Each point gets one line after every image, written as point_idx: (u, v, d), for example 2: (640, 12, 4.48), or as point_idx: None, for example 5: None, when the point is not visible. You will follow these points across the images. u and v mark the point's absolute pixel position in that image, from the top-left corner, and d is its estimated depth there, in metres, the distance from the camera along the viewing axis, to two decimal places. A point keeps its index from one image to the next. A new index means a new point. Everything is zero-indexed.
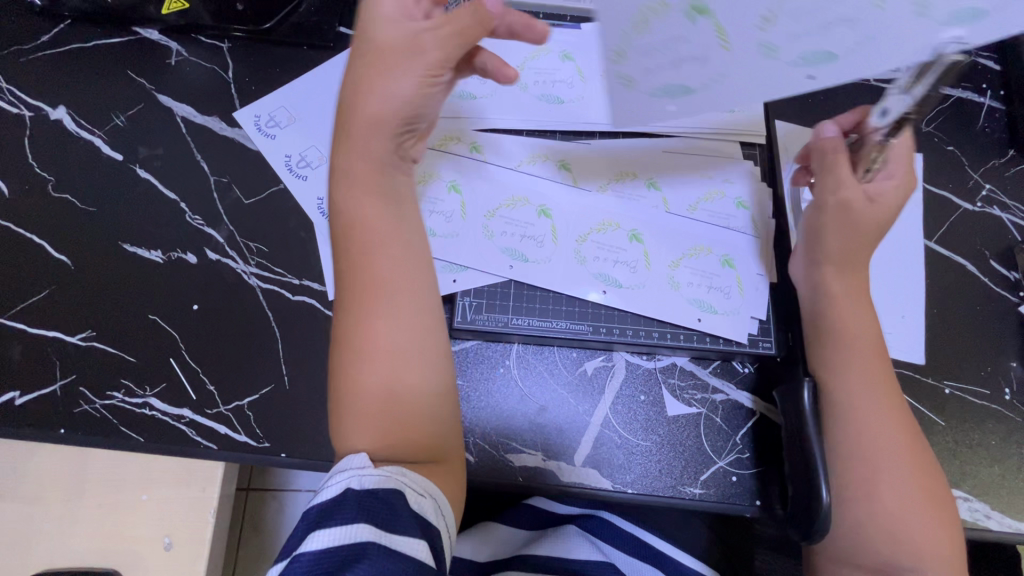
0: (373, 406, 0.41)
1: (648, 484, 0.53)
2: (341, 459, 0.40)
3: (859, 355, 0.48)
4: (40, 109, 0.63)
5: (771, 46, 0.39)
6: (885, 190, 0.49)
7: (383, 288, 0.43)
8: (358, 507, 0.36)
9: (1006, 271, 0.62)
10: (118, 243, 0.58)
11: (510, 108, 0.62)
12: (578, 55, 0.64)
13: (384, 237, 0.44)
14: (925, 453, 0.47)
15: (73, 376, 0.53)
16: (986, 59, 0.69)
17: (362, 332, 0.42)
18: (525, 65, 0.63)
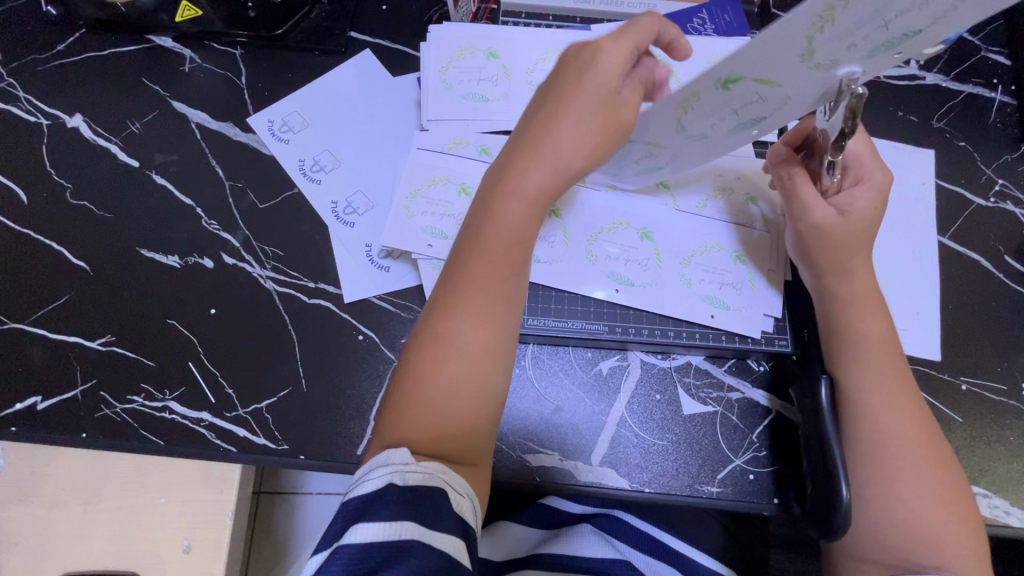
0: (433, 397, 0.40)
1: (665, 483, 0.53)
2: (379, 453, 0.38)
3: (871, 354, 0.48)
4: (57, 117, 0.63)
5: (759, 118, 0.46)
6: (857, 200, 0.50)
7: (484, 292, 0.42)
8: (401, 506, 0.35)
9: (1021, 266, 0.62)
10: (135, 248, 0.58)
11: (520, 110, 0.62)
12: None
13: (512, 248, 0.43)
14: (945, 450, 0.47)
15: (93, 381, 0.54)
16: (996, 54, 0.69)
17: (452, 325, 0.41)
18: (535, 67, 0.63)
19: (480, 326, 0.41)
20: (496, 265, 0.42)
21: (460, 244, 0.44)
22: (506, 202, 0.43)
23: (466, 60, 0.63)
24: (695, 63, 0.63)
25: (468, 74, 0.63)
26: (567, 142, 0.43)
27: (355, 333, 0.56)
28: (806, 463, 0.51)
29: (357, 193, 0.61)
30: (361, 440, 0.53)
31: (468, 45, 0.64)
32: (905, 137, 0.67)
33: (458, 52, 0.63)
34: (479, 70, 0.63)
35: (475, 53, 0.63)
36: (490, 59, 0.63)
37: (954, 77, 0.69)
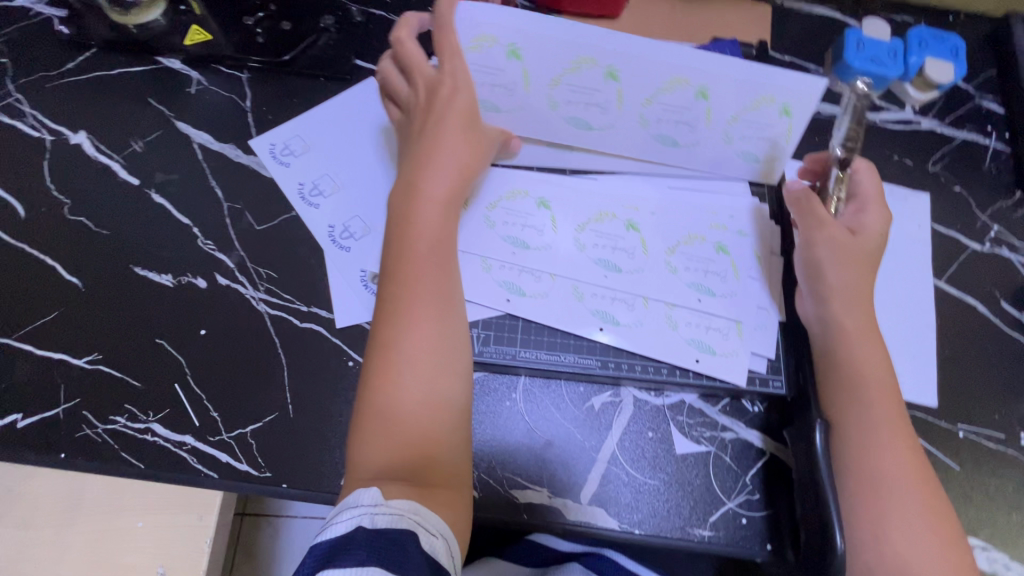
0: (404, 416, 0.44)
1: (655, 525, 0.52)
2: (349, 495, 0.40)
3: (867, 389, 0.47)
4: (62, 133, 0.64)
5: (670, 140, 0.57)
6: (864, 220, 0.53)
7: (428, 300, 0.46)
8: (370, 549, 0.35)
9: (1018, 312, 0.62)
10: (129, 265, 0.58)
11: (536, 125, 0.58)
12: (626, 71, 0.52)
13: (439, 250, 0.48)
14: (942, 498, 0.45)
15: (77, 400, 0.53)
16: (990, 102, 0.71)
17: (404, 342, 0.45)
18: (562, 79, 0.53)
19: (426, 327, 0.46)
20: (429, 265, 0.47)
21: (386, 264, 0.48)
22: (414, 211, 0.48)
23: (484, 57, 0.52)
24: (737, 100, 0.52)
25: (489, 77, 0.54)
26: (432, 167, 0.49)
27: (346, 359, 0.56)
28: (800, 508, 0.50)
29: (354, 218, 0.61)
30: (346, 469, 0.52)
31: (488, 34, 0.50)
32: (900, 179, 0.67)
33: (474, 43, 0.51)
34: (499, 72, 0.53)
35: (496, 48, 0.51)
36: (511, 59, 0.52)
37: (948, 123, 0.70)
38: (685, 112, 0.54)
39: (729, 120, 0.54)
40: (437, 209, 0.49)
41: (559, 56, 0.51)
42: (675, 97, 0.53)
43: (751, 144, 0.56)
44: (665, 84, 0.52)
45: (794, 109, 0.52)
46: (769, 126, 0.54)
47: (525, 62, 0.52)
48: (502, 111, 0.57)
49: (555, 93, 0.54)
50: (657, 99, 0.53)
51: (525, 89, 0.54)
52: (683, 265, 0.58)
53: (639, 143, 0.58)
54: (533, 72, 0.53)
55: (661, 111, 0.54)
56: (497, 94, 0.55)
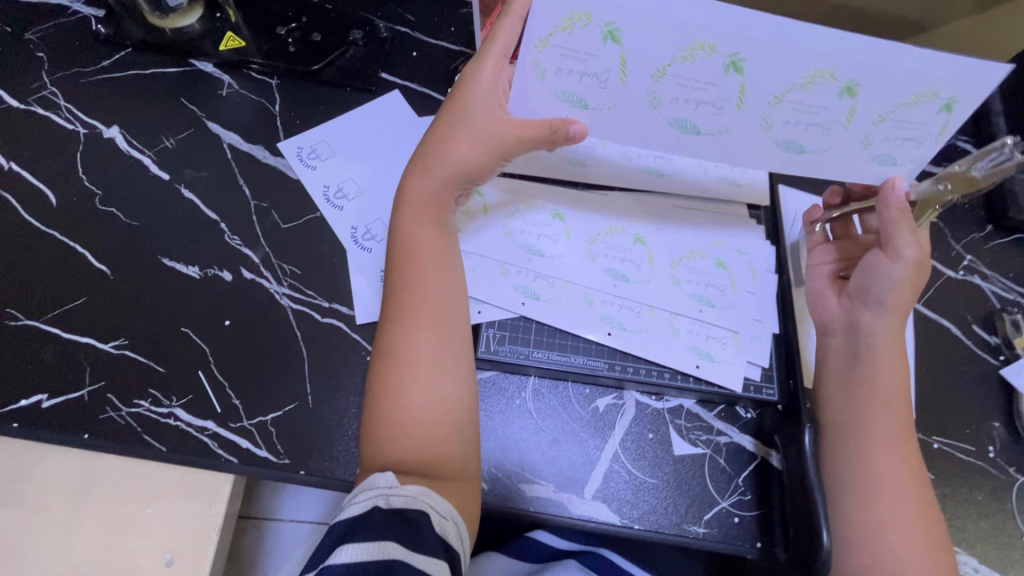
0: (405, 413, 0.46)
1: (653, 521, 0.55)
2: (368, 478, 0.43)
3: (885, 411, 0.50)
4: (95, 127, 0.67)
5: (798, 146, 0.51)
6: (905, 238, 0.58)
7: (422, 308, 0.50)
8: (387, 527, 0.39)
9: (988, 336, 0.67)
10: (158, 256, 0.61)
11: (616, 127, 0.54)
12: (752, 63, 0.46)
13: (427, 255, 0.53)
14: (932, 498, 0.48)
15: (102, 383, 0.55)
16: (965, 142, 0.77)
17: (401, 344, 0.49)
18: (668, 70, 0.48)
19: (423, 332, 0.49)
20: (422, 277, 0.52)
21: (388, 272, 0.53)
22: (408, 223, 0.54)
23: (573, 38, 0.47)
24: (883, 95, 0.46)
25: (568, 61, 0.48)
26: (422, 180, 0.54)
27: (364, 354, 0.58)
28: (783, 506, 0.55)
29: (376, 221, 0.64)
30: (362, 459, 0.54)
31: (583, 12, 0.45)
32: None
33: (566, 22, 0.46)
34: (591, 59, 0.48)
35: (590, 28, 0.46)
36: (607, 42, 0.47)
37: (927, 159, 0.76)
38: (820, 113, 0.48)
39: (873, 119, 0.48)
40: (428, 227, 0.54)
41: (671, 42, 0.46)
42: (811, 94, 0.47)
43: (891, 147, 0.50)
44: (684, 52, 0.46)
45: (954, 113, 0.46)
46: (920, 124, 0.48)
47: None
48: (589, 107, 0.52)
49: (541, 57, 0.48)
50: (790, 97, 0.48)
51: (619, 81, 0.49)
52: (685, 278, 0.62)
53: (752, 150, 0.53)
54: (630, 58, 0.47)
55: (794, 110, 0.49)
56: (586, 84, 0.50)
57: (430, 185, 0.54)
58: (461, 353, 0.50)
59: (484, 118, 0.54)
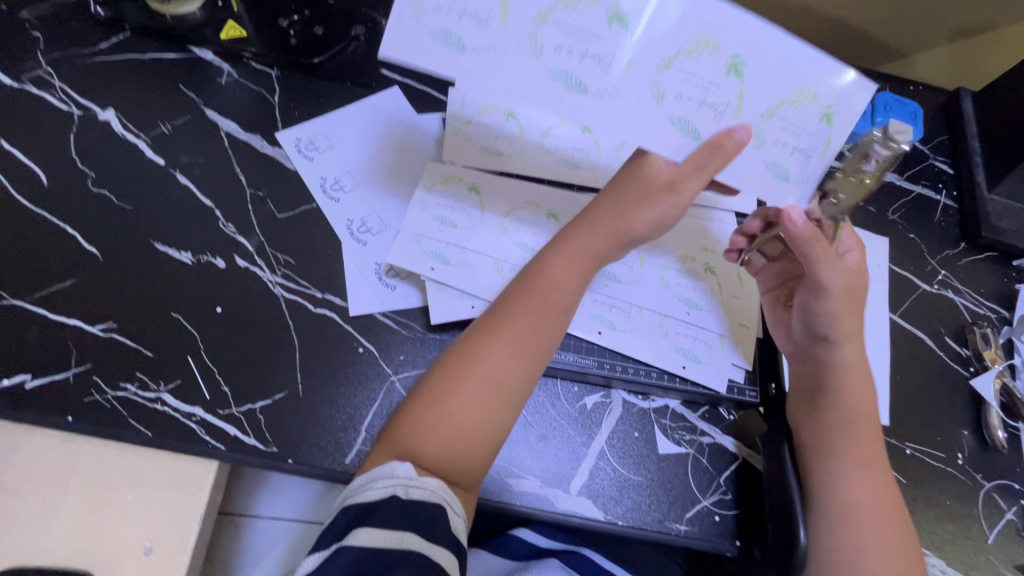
0: (457, 433, 0.45)
1: (637, 518, 0.56)
2: (384, 463, 0.43)
3: (851, 430, 0.52)
4: (90, 109, 0.66)
5: (685, 122, 0.42)
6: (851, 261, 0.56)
7: (521, 332, 0.48)
8: (402, 516, 0.40)
9: (959, 347, 0.70)
10: (150, 240, 0.60)
11: (501, 79, 0.40)
12: (636, 12, 0.39)
13: (542, 285, 0.50)
14: (902, 513, 0.50)
15: (88, 364, 0.55)
16: (941, 163, 0.80)
17: (485, 361, 0.47)
18: (551, 14, 0.39)
19: (511, 355, 0.47)
20: (543, 303, 0.50)
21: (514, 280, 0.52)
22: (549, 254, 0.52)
23: (578, 16, 0.39)
24: (768, 85, 0.42)
25: (574, 41, 0.40)
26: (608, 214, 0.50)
27: (356, 345, 0.58)
28: (768, 501, 0.55)
29: (373, 214, 0.65)
30: (351, 449, 0.54)
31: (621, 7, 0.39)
32: (864, 223, 0.76)
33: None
34: (592, 38, 0.40)
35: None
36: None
37: (906, 177, 0.79)
38: (710, 89, 0.42)
39: (763, 115, 0.43)
40: (572, 266, 0.51)
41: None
42: (700, 65, 0.41)
43: (781, 154, 0.45)
44: (688, 46, 0.40)
45: (830, 119, 0.43)
46: (806, 133, 0.44)
47: (521, 121, 0.67)
48: (587, 93, 0.41)
49: (540, 32, 0.39)
50: (677, 64, 0.41)
51: (500, 21, 0.39)
52: (675, 281, 0.64)
53: (651, 131, 0.42)
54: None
55: (682, 81, 0.41)
56: (465, 25, 0.39)
57: (594, 224, 0.51)
58: (532, 377, 0.48)
59: (690, 163, 0.44)
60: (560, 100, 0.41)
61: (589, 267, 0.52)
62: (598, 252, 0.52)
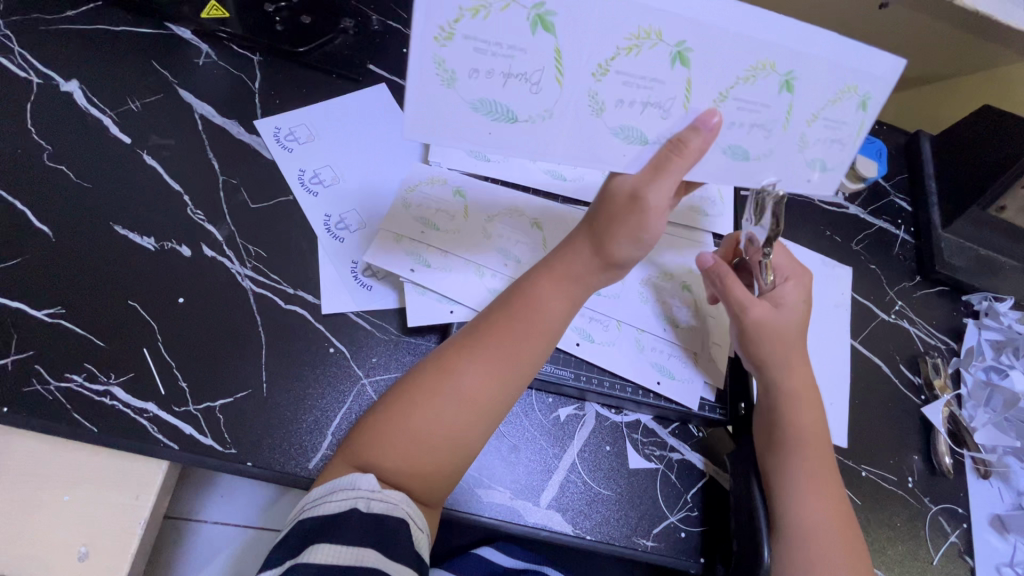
0: (423, 443, 0.43)
1: (605, 532, 0.56)
2: (348, 474, 0.42)
3: (807, 450, 0.52)
4: (51, 78, 0.62)
5: (735, 148, 0.44)
6: (788, 295, 0.55)
7: (499, 345, 0.47)
8: (363, 532, 0.38)
9: (912, 375, 0.74)
10: (110, 223, 0.57)
11: (561, 142, 0.42)
12: (700, 52, 0.38)
13: (526, 304, 0.49)
14: (857, 534, 0.50)
15: (30, 352, 0.51)
16: (901, 200, 0.85)
17: (462, 373, 0.46)
18: (610, 65, 0.38)
19: (488, 375, 0.46)
20: (526, 322, 0.48)
21: (503, 295, 0.51)
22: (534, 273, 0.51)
23: (638, 62, 0.38)
24: (815, 93, 0.42)
25: (630, 90, 0.40)
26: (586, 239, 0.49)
27: (327, 345, 0.56)
28: (733, 522, 0.55)
29: (352, 211, 0.63)
30: (317, 453, 0.52)
31: (656, 28, 0.37)
32: (830, 253, 0.79)
33: (630, 41, 0.37)
34: (653, 85, 0.40)
35: (512, 11, 0.36)
36: (537, 31, 0.37)
37: (869, 211, 0.83)
38: (763, 111, 0.42)
39: (805, 120, 0.43)
40: (557, 290, 0.49)
41: (608, 25, 0.37)
42: (755, 89, 0.41)
43: (822, 149, 0.45)
44: (746, 72, 0.40)
45: (872, 103, 0.43)
46: (843, 124, 0.44)
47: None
48: (648, 143, 0.43)
49: (601, 89, 0.40)
50: (734, 92, 0.41)
51: (554, 83, 0.39)
52: (653, 297, 0.65)
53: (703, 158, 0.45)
54: (569, 55, 0.38)
55: (737, 107, 0.41)
56: (511, 91, 0.39)
57: (578, 246, 0.49)
58: (504, 401, 0.47)
59: (650, 164, 0.43)
60: (621, 153, 0.43)
61: (574, 296, 0.50)
62: (584, 281, 0.50)
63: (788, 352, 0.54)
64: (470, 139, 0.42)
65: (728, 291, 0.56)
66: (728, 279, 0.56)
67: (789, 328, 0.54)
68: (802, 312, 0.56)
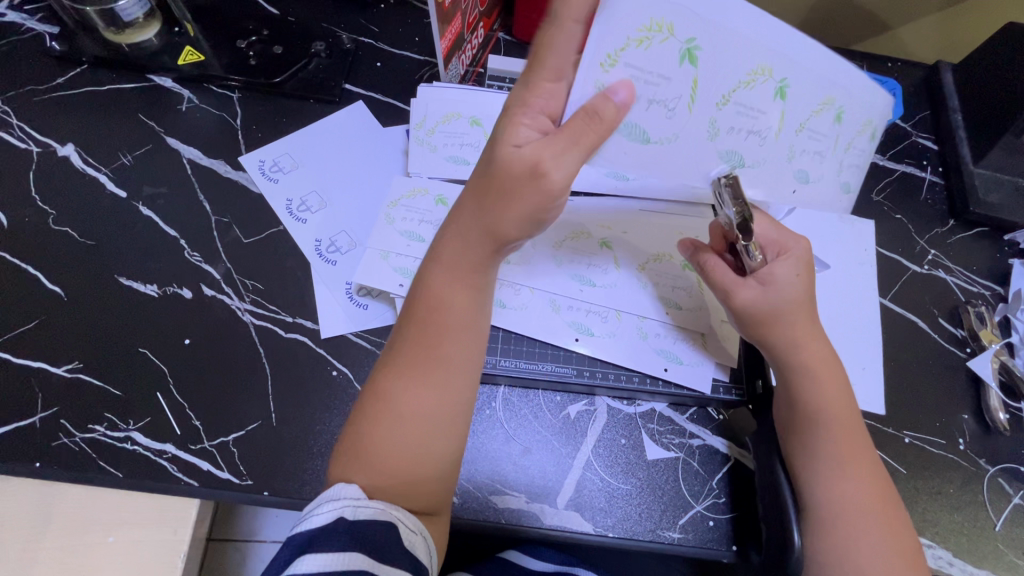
0: (382, 466, 0.41)
1: (627, 529, 0.54)
2: (327, 488, 0.40)
3: (831, 429, 0.48)
4: (49, 145, 0.65)
5: (802, 175, 0.45)
6: (780, 273, 0.50)
7: (422, 353, 0.43)
8: (352, 539, 0.37)
9: (954, 328, 0.68)
10: (115, 276, 0.59)
11: (675, 163, 0.45)
12: (800, 89, 0.40)
13: (435, 309, 0.44)
14: (897, 509, 0.47)
15: (55, 408, 0.54)
16: (925, 140, 0.78)
17: (397, 395, 0.42)
18: (732, 97, 0.41)
19: (418, 385, 0.42)
20: (441, 326, 0.44)
21: (405, 308, 0.46)
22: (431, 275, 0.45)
23: (749, 93, 0.40)
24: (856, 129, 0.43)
25: (742, 120, 0.42)
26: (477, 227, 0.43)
27: (330, 368, 0.57)
28: (761, 506, 0.53)
29: (341, 233, 0.63)
30: (328, 477, 0.53)
31: (767, 64, 0.39)
32: (848, 208, 0.74)
33: (748, 77, 0.39)
34: (761, 117, 0.41)
35: (670, 44, 0.38)
36: (684, 63, 0.39)
37: (890, 157, 0.77)
38: (823, 141, 0.43)
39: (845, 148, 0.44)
40: (454, 283, 0.44)
41: (736, 61, 0.39)
42: (820, 123, 0.42)
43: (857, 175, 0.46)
44: (817, 107, 0.41)
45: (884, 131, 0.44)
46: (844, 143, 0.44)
47: (486, 127, 0.66)
48: (651, 143, 0.43)
49: (719, 117, 0.42)
50: (806, 125, 0.42)
51: (687, 111, 0.41)
52: (653, 281, 0.62)
53: (769, 180, 0.46)
54: (705, 85, 0.40)
55: (807, 140, 0.43)
56: (648, 114, 0.42)
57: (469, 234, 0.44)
58: (456, 407, 0.43)
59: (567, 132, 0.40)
60: (622, 150, 0.44)
61: (480, 279, 0.45)
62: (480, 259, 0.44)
63: (797, 336, 0.50)
64: (616, 159, 0.45)
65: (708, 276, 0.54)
66: (707, 264, 0.55)
67: (788, 308, 0.50)
68: (801, 286, 0.50)
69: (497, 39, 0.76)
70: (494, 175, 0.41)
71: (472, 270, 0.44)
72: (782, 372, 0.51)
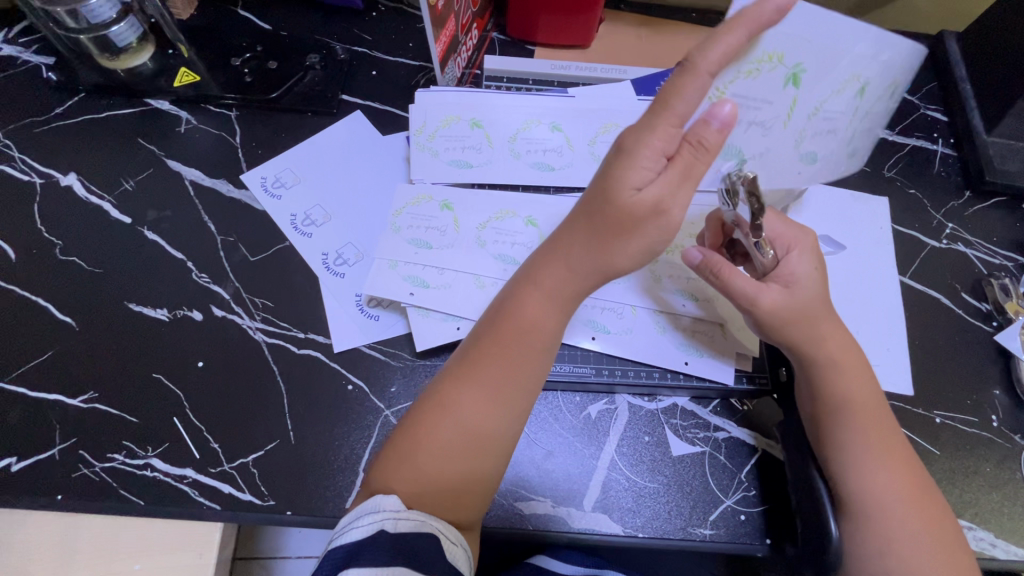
0: (428, 473, 0.42)
1: (657, 528, 0.53)
2: (365, 502, 0.41)
3: (856, 414, 0.47)
4: (52, 176, 0.65)
5: (856, 152, 0.50)
6: (796, 269, 0.49)
7: (493, 368, 0.45)
8: (392, 550, 0.37)
9: (978, 303, 0.66)
10: (125, 303, 0.59)
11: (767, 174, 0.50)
12: (876, 86, 0.44)
13: (527, 332, 0.46)
14: (932, 494, 0.46)
15: (73, 439, 0.53)
16: (934, 112, 0.76)
17: (462, 404, 0.44)
18: (821, 107, 0.45)
19: (485, 399, 0.44)
20: (521, 345, 0.46)
21: (485, 321, 0.49)
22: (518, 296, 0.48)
23: (835, 101, 0.45)
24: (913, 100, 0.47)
25: (825, 124, 0.46)
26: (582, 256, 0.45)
27: (345, 383, 0.56)
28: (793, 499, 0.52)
29: (348, 245, 0.63)
30: (351, 492, 0.52)
31: (855, 74, 0.43)
32: (859, 186, 0.72)
33: (841, 86, 0.44)
34: (841, 118, 0.46)
35: (777, 71, 0.42)
36: (787, 86, 0.43)
37: (899, 131, 0.75)
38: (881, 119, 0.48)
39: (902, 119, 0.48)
40: (546, 304, 0.47)
41: (830, 75, 0.43)
42: (883, 105, 0.46)
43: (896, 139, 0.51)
44: (886, 92, 0.45)
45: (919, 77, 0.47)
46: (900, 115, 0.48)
47: (486, 128, 0.65)
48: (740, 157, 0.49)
49: (807, 126, 0.46)
50: (872, 110, 0.46)
51: (781, 126, 0.46)
52: (666, 273, 0.61)
53: (834, 169, 0.50)
54: (801, 103, 0.45)
55: (870, 123, 0.48)
56: (745, 133, 0.47)
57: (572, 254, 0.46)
58: (512, 423, 0.45)
59: (679, 169, 0.41)
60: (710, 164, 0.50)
61: (567, 304, 0.48)
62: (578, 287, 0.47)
63: (814, 325, 0.49)
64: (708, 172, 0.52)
65: (727, 285, 0.50)
66: (723, 272, 0.50)
67: (804, 297, 0.49)
68: (817, 279, 0.50)
69: (491, 39, 0.75)
70: (611, 201, 0.43)
71: (565, 295, 0.47)
72: (801, 361, 0.50)
